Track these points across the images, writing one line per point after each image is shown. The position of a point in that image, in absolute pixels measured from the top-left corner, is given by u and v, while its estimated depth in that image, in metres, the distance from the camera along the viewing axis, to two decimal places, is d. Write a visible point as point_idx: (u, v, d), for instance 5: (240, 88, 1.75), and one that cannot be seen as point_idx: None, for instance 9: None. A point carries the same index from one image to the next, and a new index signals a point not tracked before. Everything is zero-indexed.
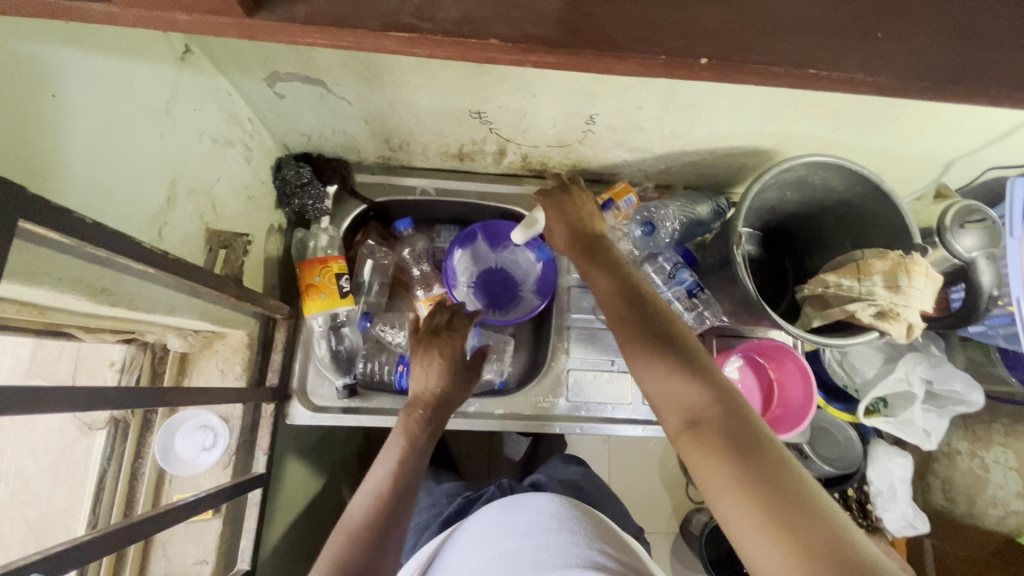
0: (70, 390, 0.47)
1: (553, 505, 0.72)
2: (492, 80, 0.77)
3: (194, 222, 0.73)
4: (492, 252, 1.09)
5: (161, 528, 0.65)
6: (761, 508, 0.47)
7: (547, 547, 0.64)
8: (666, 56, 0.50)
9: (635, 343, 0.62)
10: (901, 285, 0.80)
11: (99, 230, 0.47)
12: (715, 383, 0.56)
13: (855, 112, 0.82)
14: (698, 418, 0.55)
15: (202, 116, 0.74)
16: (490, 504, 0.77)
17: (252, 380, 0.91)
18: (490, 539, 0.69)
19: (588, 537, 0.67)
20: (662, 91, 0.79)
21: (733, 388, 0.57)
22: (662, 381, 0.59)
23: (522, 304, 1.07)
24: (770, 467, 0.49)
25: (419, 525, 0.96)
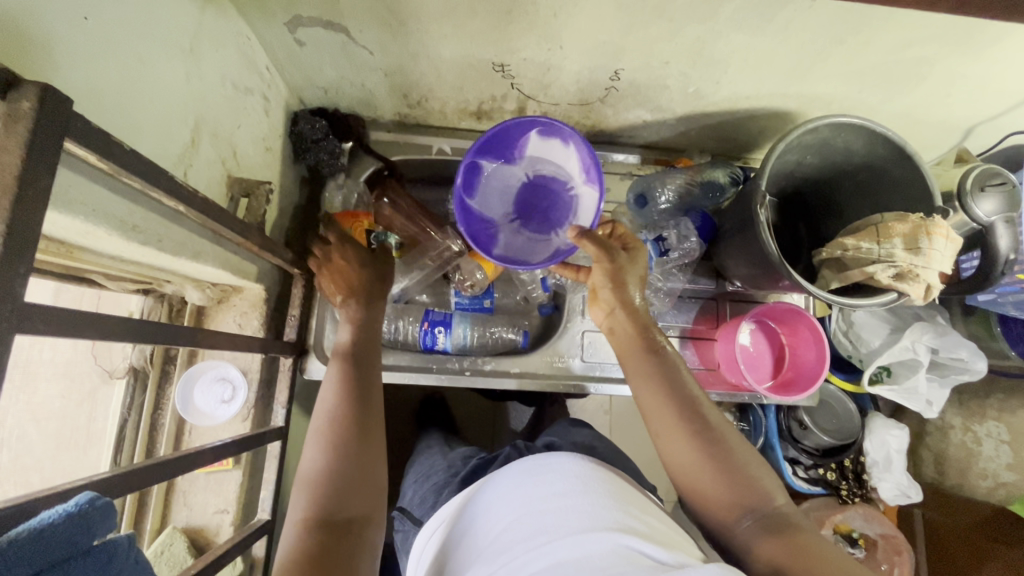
0: (123, 322, 0.47)
1: (578, 472, 0.72)
2: (519, 29, 0.76)
3: (216, 169, 0.72)
4: (491, 176, 0.87)
5: (184, 470, 0.60)
6: (774, 529, 0.61)
7: (574, 508, 0.64)
8: None
9: (654, 388, 0.71)
10: (921, 247, 0.81)
11: (136, 158, 0.46)
12: (708, 434, 0.67)
13: (885, 72, 0.81)
14: (706, 456, 0.66)
15: (224, 59, 0.72)
16: (515, 465, 0.76)
17: (270, 335, 0.91)
18: (515, 498, 0.69)
19: (614, 498, 0.67)
20: (690, 45, 0.77)
21: (720, 430, 0.68)
22: (673, 439, 0.68)
23: (580, 203, 0.87)
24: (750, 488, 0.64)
25: (437, 485, 0.95)
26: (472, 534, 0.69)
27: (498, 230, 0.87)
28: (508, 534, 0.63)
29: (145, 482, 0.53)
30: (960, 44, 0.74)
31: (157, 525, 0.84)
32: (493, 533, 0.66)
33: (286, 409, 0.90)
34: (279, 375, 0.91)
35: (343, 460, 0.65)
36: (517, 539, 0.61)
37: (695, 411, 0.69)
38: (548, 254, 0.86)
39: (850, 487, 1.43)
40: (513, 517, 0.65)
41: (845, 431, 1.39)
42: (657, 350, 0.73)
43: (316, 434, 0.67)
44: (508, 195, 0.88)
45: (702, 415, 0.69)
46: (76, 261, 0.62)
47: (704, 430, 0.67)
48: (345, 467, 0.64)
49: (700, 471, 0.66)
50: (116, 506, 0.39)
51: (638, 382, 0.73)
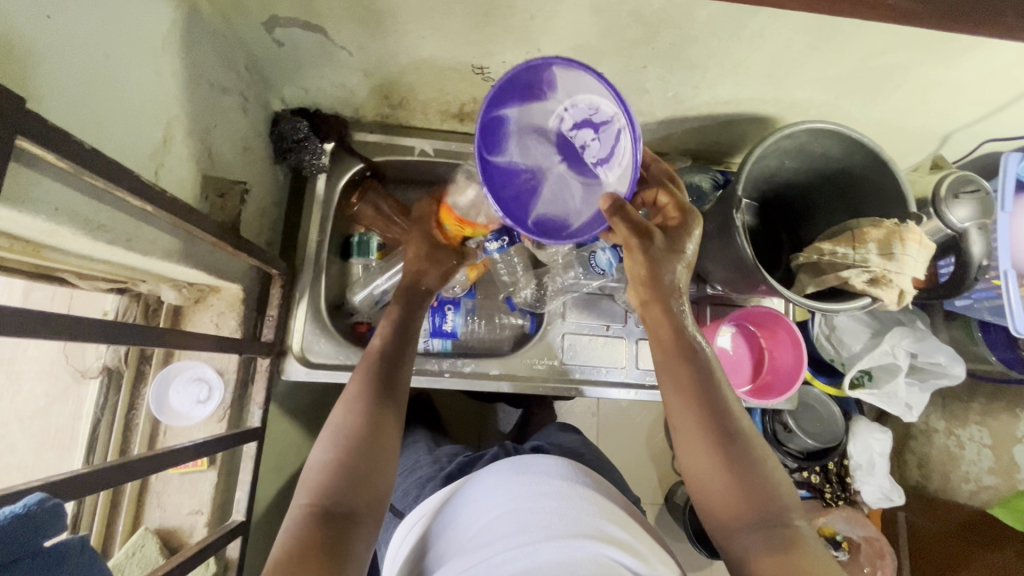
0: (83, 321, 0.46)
1: (560, 474, 0.73)
2: (497, 31, 0.76)
3: (190, 168, 0.72)
4: (517, 120, 0.73)
5: (157, 471, 0.60)
6: (779, 542, 0.62)
7: (555, 510, 0.65)
8: None
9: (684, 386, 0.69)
10: (895, 253, 0.82)
11: (97, 156, 0.46)
12: (733, 441, 0.67)
13: (860, 78, 0.82)
14: (723, 464, 0.66)
15: (198, 58, 0.72)
16: (502, 462, 0.76)
17: (248, 335, 0.91)
18: (501, 494, 0.69)
19: (594, 505, 0.68)
20: (668, 50, 0.78)
21: (744, 440, 0.67)
22: (692, 440, 0.68)
23: (621, 137, 0.69)
24: (765, 499, 0.65)
25: (421, 479, 0.95)
26: (453, 530, 0.68)
27: (542, 180, 0.76)
28: (491, 529, 0.63)
29: (114, 482, 0.52)
30: (932, 52, 0.74)
31: (129, 526, 0.83)
32: (474, 528, 0.66)
33: (263, 410, 0.89)
34: (257, 376, 0.90)
35: (357, 455, 0.64)
36: (501, 535, 0.61)
37: (728, 422, 0.68)
38: (594, 213, 0.73)
39: (833, 490, 1.44)
40: (497, 513, 0.65)
41: (830, 433, 1.40)
42: (693, 350, 0.70)
43: (342, 428, 0.67)
44: (546, 141, 0.74)
45: (733, 424, 0.68)
46: (44, 259, 0.61)
47: (729, 437, 0.67)
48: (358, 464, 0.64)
49: (722, 481, 0.66)
50: (67, 507, 0.39)
51: (670, 381, 0.71)
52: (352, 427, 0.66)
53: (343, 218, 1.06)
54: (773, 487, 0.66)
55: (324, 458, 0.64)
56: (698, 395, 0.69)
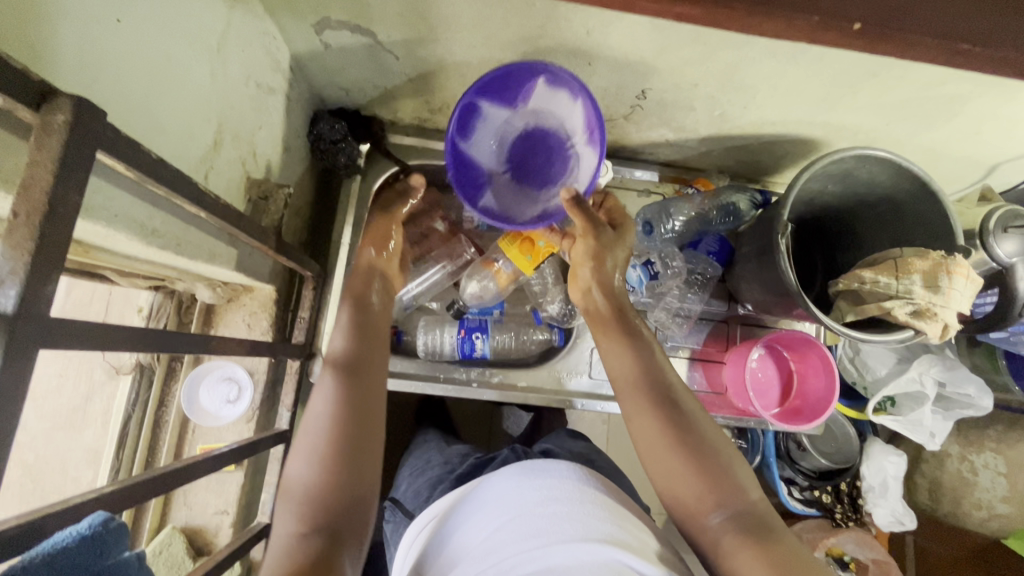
0: (149, 332, 0.46)
1: (568, 476, 0.72)
2: (550, 43, 0.74)
3: (236, 170, 0.71)
4: (485, 121, 0.81)
5: (202, 472, 0.59)
6: (757, 542, 0.58)
7: (566, 514, 0.64)
8: (817, 19, 0.52)
9: (645, 379, 0.69)
10: (941, 286, 0.80)
11: (162, 165, 0.45)
12: (694, 433, 0.65)
13: (915, 107, 0.80)
14: (692, 455, 0.63)
15: (249, 59, 0.71)
16: (512, 465, 0.75)
17: (278, 336, 0.90)
18: (510, 498, 0.68)
19: (607, 511, 0.67)
20: (721, 70, 0.76)
21: (707, 434, 0.65)
22: (652, 435, 0.66)
23: (578, 163, 0.83)
24: (735, 494, 0.62)
25: (433, 479, 0.95)
26: (457, 536, 0.67)
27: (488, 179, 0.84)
28: (498, 535, 0.62)
29: (170, 486, 0.52)
30: (992, 86, 0.73)
31: (155, 524, 0.83)
32: (481, 534, 0.65)
33: (292, 412, 0.89)
34: (286, 378, 0.90)
35: (341, 440, 0.60)
36: (508, 540, 0.60)
37: (684, 414, 0.66)
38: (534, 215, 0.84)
39: (844, 510, 1.43)
40: (504, 519, 0.64)
41: (844, 455, 1.43)
42: (640, 346, 0.72)
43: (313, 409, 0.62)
44: (504, 142, 0.83)
45: (686, 416, 0.66)
46: (92, 259, 0.61)
47: (685, 427, 0.65)
48: (342, 448, 0.59)
49: (687, 479, 0.63)
50: (129, 528, 0.39)
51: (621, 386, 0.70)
52: (328, 405, 0.61)
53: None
54: (737, 483, 0.62)
55: (303, 442, 0.60)
56: (647, 391, 0.68)
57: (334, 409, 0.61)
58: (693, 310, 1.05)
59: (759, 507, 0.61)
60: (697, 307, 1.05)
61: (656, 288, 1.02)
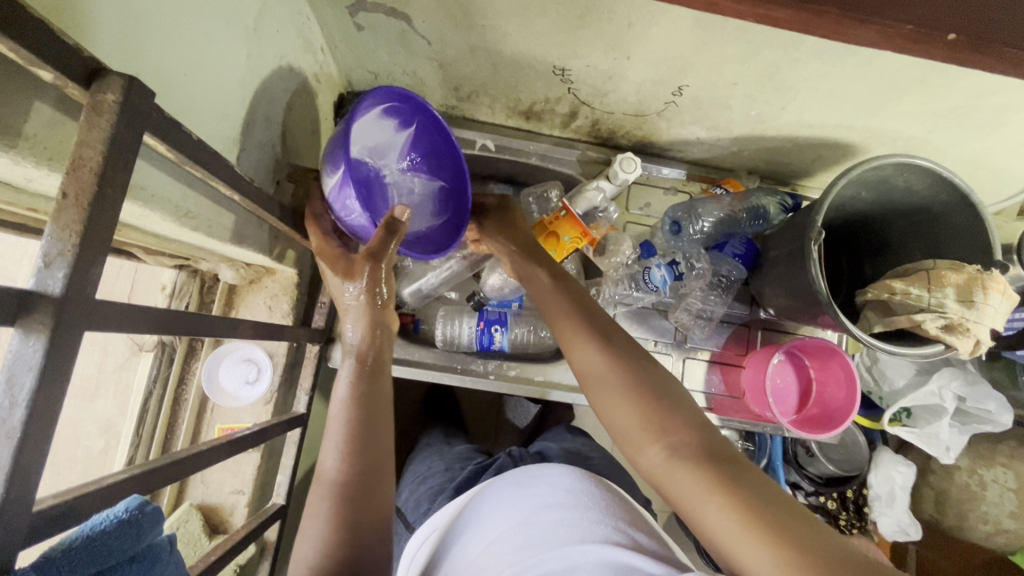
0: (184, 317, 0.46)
1: (569, 486, 0.71)
2: (588, 35, 0.73)
3: (266, 152, 0.70)
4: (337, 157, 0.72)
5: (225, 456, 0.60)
6: (745, 508, 0.51)
7: (566, 522, 0.63)
8: (911, 26, 0.49)
9: (606, 352, 0.66)
10: (975, 301, 0.79)
11: (201, 146, 0.44)
12: (665, 404, 0.61)
13: (961, 115, 0.78)
14: (660, 430, 0.60)
15: (283, 40, 0.70)
16: (507, 480, 0.76)
17: (298, 320, 0.91)
18: (511, 509, 0.69)
19: (609, 517, 0.66)
20: (764, 69, 0.74)
21: (676, 400, 0.62)
22: (620, 412, 0.63)
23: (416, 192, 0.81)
24: (720, 460, 0.56)
25: (432, 492, 0.95)
26: (464, 544, 0.69)
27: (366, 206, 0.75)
28: (497, 548, 0.63)
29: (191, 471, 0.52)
30: None
31: (172, 501, 0.84)
32: (483, 543, 0.66)
33: (309, 396, 0.90)
34: (305, 361, 0.90)
35: (369, 432, 0.61)
36: (508, 550, 0.61)
37: (641, 371, 0.64)
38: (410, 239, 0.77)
39: (849, 518, 1.40)
40: (507, 527, 0.65)
41: (853, 462, 1.40)
42: (593, 320, 0.69)
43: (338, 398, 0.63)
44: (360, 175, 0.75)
45: (652, 381, 0.63)
46: (123, 237, 0.61)
47: (653, 395, 0.62)
48: (370, 434, 0.61)
49: (631, 419, 0.62)
50: (164, 512, 0.39)
51: (575, 342, 0.69)
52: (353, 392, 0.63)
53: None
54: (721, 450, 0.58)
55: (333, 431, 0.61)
56: (605, 359, 0.66)
57: (360, 396, 0.63)
58: (715, 314, 1.04)
59: (745, 471, 0.55)
60: (719, 310, 1.04)
61: (680, 288, 1.01)
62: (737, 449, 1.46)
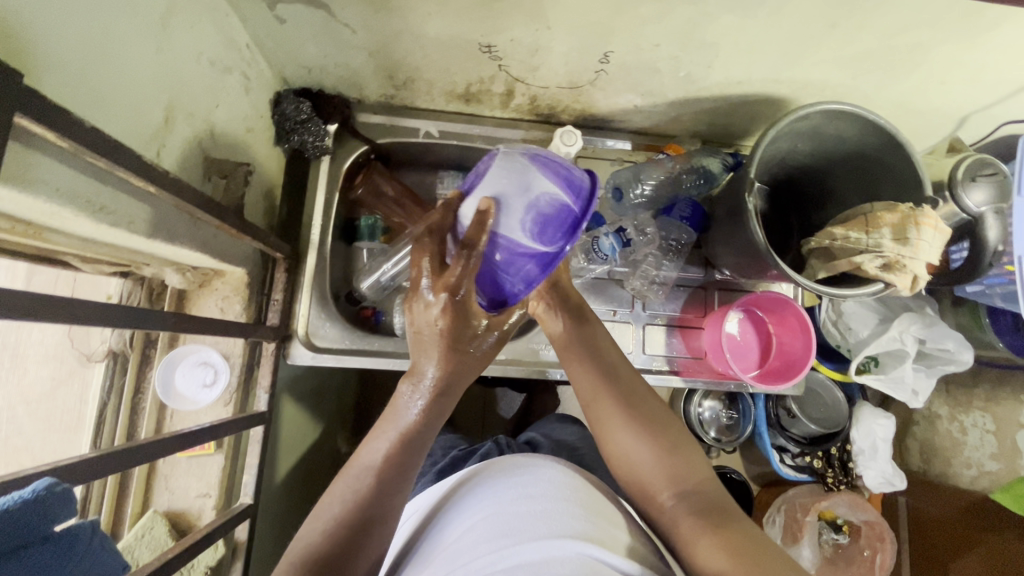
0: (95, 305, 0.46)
1: (551, 479, 0.70)
2: (505, 8, 0.73)
3: (192, 148, 0.70)
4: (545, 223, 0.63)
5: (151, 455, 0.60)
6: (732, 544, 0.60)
7: (542, 514, 0.62)
8: None
9: (617, 394, 0.76)
10: (909, 238, 0.80)
11: (97, 134, 0.45)
12: (665, 441, 0.72)
13: (878, 58, 0.79)
14: (661, 467, 0.70)
15: (200, 36, 0.70)
16: (495, 466, 0.75)
17: (252, 320, 0.91)
18: (490, 496, 0.68)
19: (585, 508, 0.65)
20: (681, 27, 0.75)
21: (682, 443, 0.72)
22: (625, 440, 0.73)
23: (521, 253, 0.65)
24: (712, 503, 0.66)
25: (418, 472, 0.99)
26: (434, 540, 0.67)
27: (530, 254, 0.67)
28: (473, 532, 0.62)
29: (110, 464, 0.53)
30: (955, 31, 0.72)
31: (137, 509, 0.83)
32: (455, 536, 0.64)
33: (270, 394, 0.90)
34: (263, 360, 0.90)
35: (410, 446, 0.67)
36: (483, 538, 0.60)
37: (655, 420, 0.74)
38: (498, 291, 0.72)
39: (835, 475, 1.45)
40: (482, 516, 0.64)
41: (833, 420, 1.41)
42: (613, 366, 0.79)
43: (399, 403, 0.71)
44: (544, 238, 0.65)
45: (660, 424, 0.73)
46: (47, 241, 0.61)
47: (654, 428, 0.73)
48: (412, 445, 0.68)
49: (638, 448, 0.71)
50: (73, 492, 0.43)
51: (600, 398, 0.76)
52: (418, 417, 0.69)
53: (342, 202, 1.05)
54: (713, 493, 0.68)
55: (390, 431, 0.68)
56: (620, 402, 0.75)
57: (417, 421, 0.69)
58: (669, 277, 1.05)
59: (734, 514, 0.65)
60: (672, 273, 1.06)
61: (631, 254, 1.03)
62: (722, 418, 1.48)
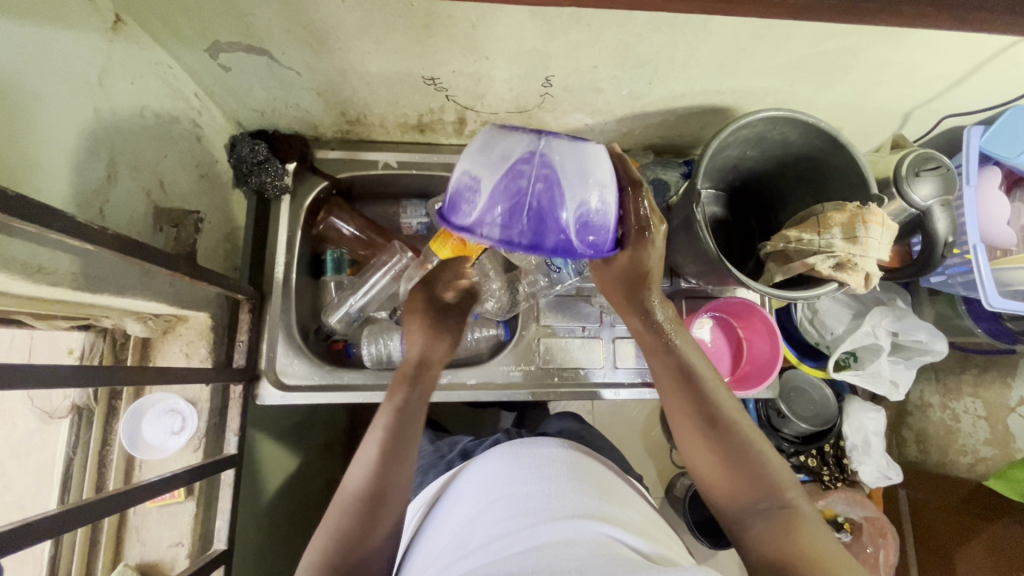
0: None
1: (560, 463, 0.72)
2: (440, 42, 0.75)
3: (140, 201, 0.71)
4: (581, 212, 0.69)
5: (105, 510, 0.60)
6: (792, 560, 0.61)
7: (555, 495, 0.65)
8: None
9: (682, 395, 0.74)
10: (858, 236, 0.81)
11: (19, 198, 0.45)
12: (732, 447, 0.70)
13: (811, 64, 0.81)
14: (724, 470, 0.69)
15: (142, 90, 0.72)
16: (499, 446, 0.77)
17: (218, 362, 0.91)
18: (500, 476, 0.70)
19: (590, 490, 0.68)
20: (615, 47, 0.77)
21: (751, 445, 0.70)
22: (692, 441, 0.73)
23: (538, 209, 0.68)
24: (780, 515, 0.65)
25: (424, 466, 0.96)
26: (448, 523, 0.70)
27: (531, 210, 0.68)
28: (488, 513, 0.65)
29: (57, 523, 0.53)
30: (875, 36, 0.74)
31: (109, 563, 0.83)
32: (468, 518, 0.67)
33: (240, 437, 0.90)
34: (231, 403, 0.90)
35: (393, 448, 0.74)
36: (496, 519, 0.63)
37: (722, 424, 0.71)
38: (478, 213, 0.69)
39: (832, 473, 1.43)
40: (496, 496, 0.67)
41: (822, 417, 1.41)
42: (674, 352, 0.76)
43: (377, 427, 0.75)
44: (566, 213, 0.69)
45: (727, 428, 0.71)
46: None
47: (720, 432, 0.71)
48: (396, 447, 0.74)
49: (704, 452, 0.71)
50: None
51: (671, 393, 0.75)
52: (389, 429, 0.75)
53: (308, 240, 1.06)
54: (781, 498, 0.66)
55: (371, 447, 0.74)
56: (691, 402, 0.73)
57: (392, 430, 0.75)
58: None
59: (801, 525, 0.64)
60: None
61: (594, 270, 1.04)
62: None
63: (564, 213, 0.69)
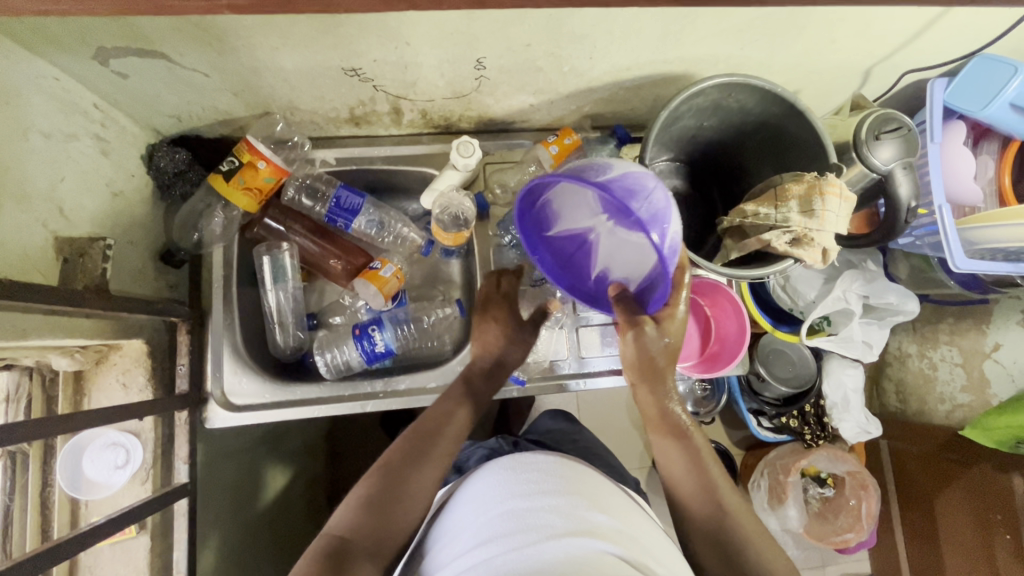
0: None
1: (560, 472, 0.68)
2: (351, 30, 0.68)
3: (31, 233, 0.65)
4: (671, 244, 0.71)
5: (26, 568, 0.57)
6: None
7: (556, 512, 0.60)
8: None
9: (688, 478, 0.72)
10: (815, 209, 0.77)
11: None
12: (728, 537, 0.67)
13: (759, 26, 0.76)
14: (718, 558, 0.67)
15: (21, 111, 0.64)
16: (497, 460, 0.72)
17: (160, 390, 0.86)
18: (497, 493, 0.65)
19: (588, 501, 0.64)
20: (546, 23, 0.71)
21: (748, 535, 0.67)
22: (691, 524, 0.70)
23: (652, 208, 0.69)
24: None
25: None
26: (437, 547, 0.65)
27: (652, 207, 0.69)
28: (486, 532, 0.60)
29: None
30: None
31: None
32: (462, 535, 0.63)
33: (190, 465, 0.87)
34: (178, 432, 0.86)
35: (429, 433, 0.76)
36: (497, 534, 0.59)
37: (721, 511, 0.69)
38: (611, 184, 0.69)
39: (813, 431, 1.41)
40: (495, 513, 0.62)
41: (803, 377, 1.40)
42: (682, 432, 0.75)
43: (421, 420, 0.79)
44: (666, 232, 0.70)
45: (728, 515, 0.68)
46: None
47: (721, 517, 0.68)
48: (429, 434, 0.76)
49: (699, 538, 0.69)
50: None
51: (676, 474, 0.74)
52: (431, 417, 0.79)
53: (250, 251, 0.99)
54: None
55: (409, 430, 0.77)
56: (696, 487, 0.71)
57: (433, 418, 0.78)
58: None
59: None
60: None
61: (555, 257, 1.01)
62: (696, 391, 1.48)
63: (662, 231, 0.69)
